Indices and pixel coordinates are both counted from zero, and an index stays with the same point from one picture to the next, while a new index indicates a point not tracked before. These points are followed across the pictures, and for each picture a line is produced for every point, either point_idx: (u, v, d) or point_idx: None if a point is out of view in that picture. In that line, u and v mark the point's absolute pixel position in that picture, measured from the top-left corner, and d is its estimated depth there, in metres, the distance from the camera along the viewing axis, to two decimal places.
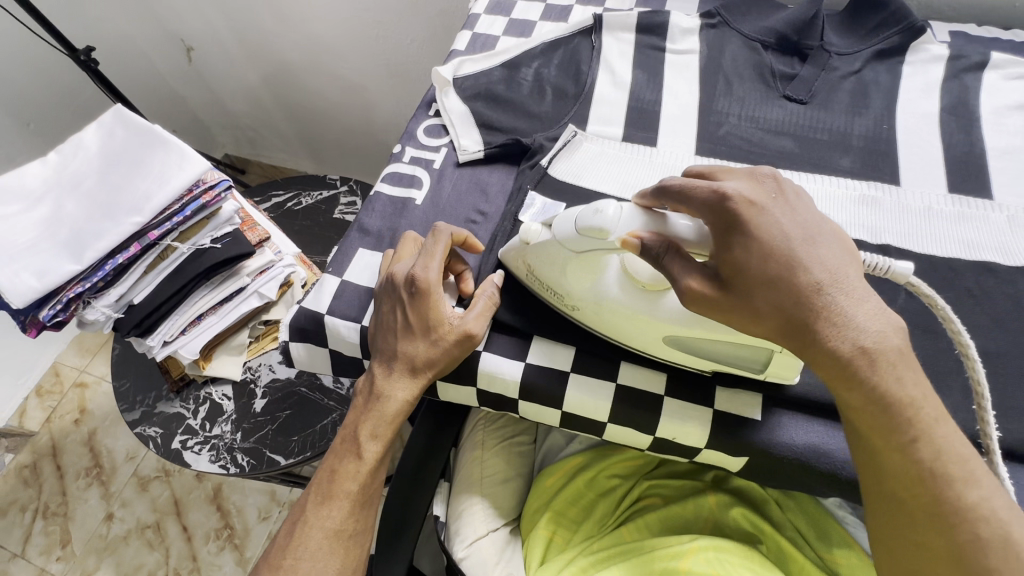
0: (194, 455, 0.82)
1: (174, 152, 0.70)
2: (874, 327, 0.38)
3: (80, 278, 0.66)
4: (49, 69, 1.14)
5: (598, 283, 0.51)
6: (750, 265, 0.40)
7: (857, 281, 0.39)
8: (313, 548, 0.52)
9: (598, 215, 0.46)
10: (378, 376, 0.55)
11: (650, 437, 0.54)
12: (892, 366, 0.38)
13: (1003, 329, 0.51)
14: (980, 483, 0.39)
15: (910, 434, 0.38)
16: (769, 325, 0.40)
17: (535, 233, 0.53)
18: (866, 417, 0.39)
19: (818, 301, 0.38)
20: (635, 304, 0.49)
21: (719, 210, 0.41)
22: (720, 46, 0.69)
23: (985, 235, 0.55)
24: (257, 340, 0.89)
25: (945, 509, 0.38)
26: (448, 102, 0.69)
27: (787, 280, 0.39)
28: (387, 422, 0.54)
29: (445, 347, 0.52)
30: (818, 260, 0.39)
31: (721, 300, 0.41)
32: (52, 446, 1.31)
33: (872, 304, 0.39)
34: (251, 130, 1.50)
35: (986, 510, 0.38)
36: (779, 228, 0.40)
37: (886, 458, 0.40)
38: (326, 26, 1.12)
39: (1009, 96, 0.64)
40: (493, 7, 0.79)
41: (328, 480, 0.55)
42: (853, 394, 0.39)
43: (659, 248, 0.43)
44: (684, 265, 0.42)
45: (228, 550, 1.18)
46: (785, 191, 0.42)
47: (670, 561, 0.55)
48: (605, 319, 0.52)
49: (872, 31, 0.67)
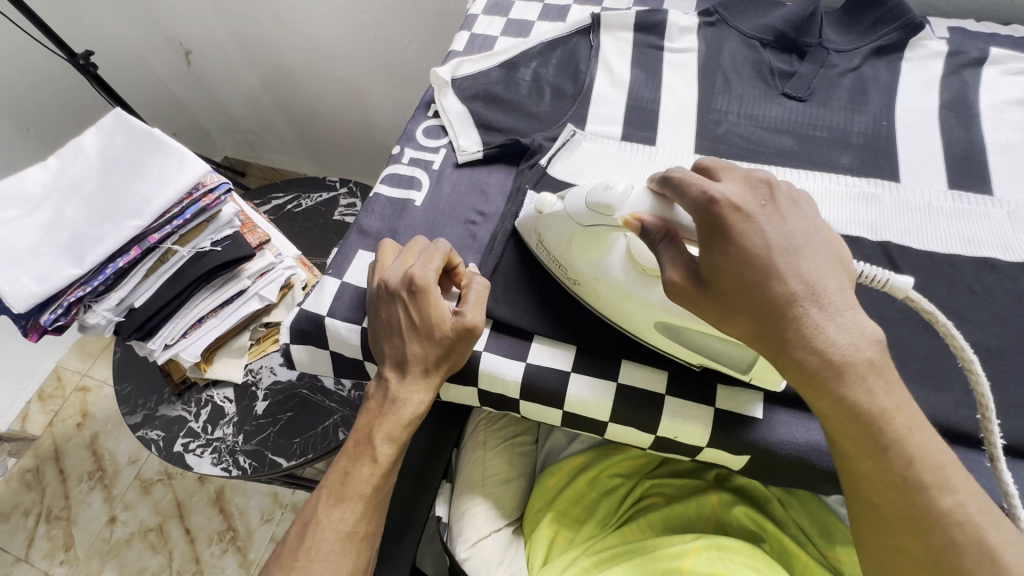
0: (196, 458, 0.82)
1: (173, 155, 0.70)
2: (845, 340, 0.38)
3: (80, 282, 0.67)
4: (48, 74, 1.14)
5: (603, 259, 0.52)
6: (727, 270, 0.40)
7: (836, 296, 0.39)
8: (327, 550, 0.51)
9: (607, 191, 0.47)
10: (392, 380, 0.55)
11: (651, 437, 0.54)
12: (862, 378, 0.38)
13: (1003, 326, 0.51)
14: (955, 488, 0.38)
15: (881, 443, 0.38)
16: (741, 326, 0.41)
17: (549, 204, 0.53)
18: (840, 425, 0.39)
19: (791, 311, 0.38)
20: (630, 284, 0.50)
21: (704, 213, 0.41)
22: (719, 44, 0.69)
23: (985, 232, 0.55)
24: (258, 343, 0.89)
25: (915, 513, 0.38)
26: (446, 102, 0.69)
27: (762, 287, 0.39)
28: (404, 424, 0.54)
29: (452, 343, 0.53)
30: (796, 271, 0.39)
31: (698, 297, 0.42)
32: (54, 449, 1.31)
33: (848, 317, 0.39)
34: (251, 133, 1.50)
35: (960, 515, 0.37)
36: (762, 237, 0.40)
37: (858, 464, 0.40)
38: (324, 28, 1.12)
39: (1009, 91, 0.64)
40: (491, 7, 0.79)
41: (340, 483, 0.54)
42: (823, 401, 0.39)
43: (657, 233, 0.44)
44: (673, 255, 0.43)
45: (231, 552, 1.19)
46: (776, 199, 0.42)
47: (672, 561, 0.55)
48: (602, 297, 0.52)
49: (871, 27, 0.67)
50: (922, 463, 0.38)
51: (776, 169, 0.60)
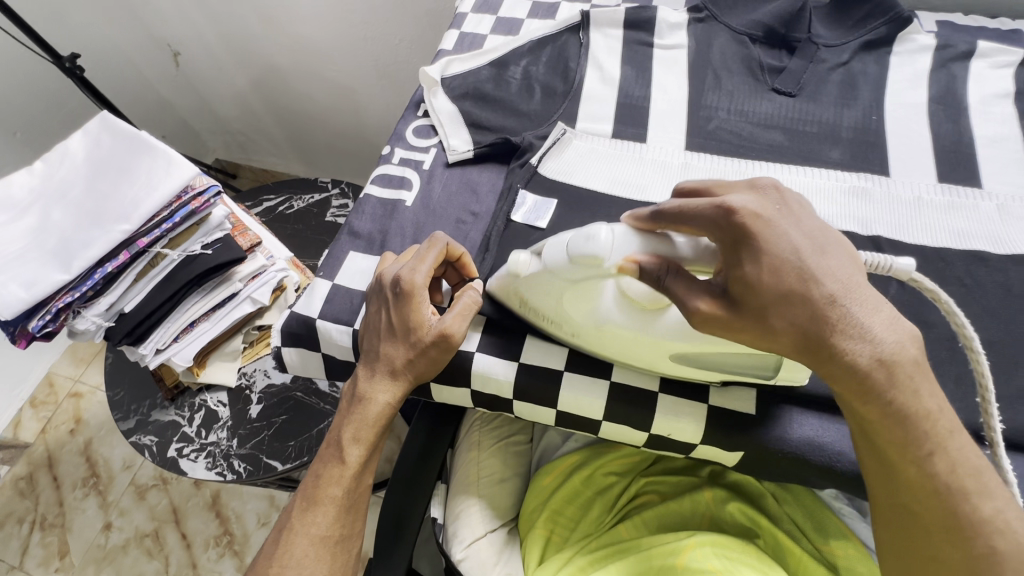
0: (190, 463, 0.82)
1: (161, 158, 0.69)
2: (890, 337, 0.38)
3: (69, 288, 0.66)
4: (34, 77, 1.12)
5: (596, 307, 0.49)
6: (762, 283, 0.38)
7: (869, 291, 0.39)
8: (299, 554, 0.51)
9: (590, 241, 0.44)
10: (361, 378, 0.54)
11: (646, 433, 0.54)
12: (910, 379, 0.38)
13: (994, 318, 0.51)
14: (993, 495, 0.39)
15: (926, 448, 0.39)
16: (786, 340, 0.39)
17: (524, 264, 0.50)
18: (883, 431, 0.39)
19: (833, 313, 0.38)
20: (636, 324, 0.48)
21: (725, 227, 0.39)
22: (708, 39, 0.69)
23: (975, 225, 0.55)
24: (252, 345, 0.88)
25: (958, 522, 0.38)
26: (436, 102, 0.69)
27: (802, 294, 0.38)
28: (369, 424, 0.54)
29: (423, 348, 0.52)
30: (829, 271, 0.38)
31: (734, 320, 0.39)
32: (47, 457, 1.30)
33: (884, 314, 0.39)
34: (241, 134, 1.49)
35: (1001, 523, 0.38)
36: (789, 242, 0.38)
37: (900, 472, 0.40)
38: (313, 27, 1.11)
39: (997, 84, 0.64)
40: (480, 6, 0.78)
41: (313, 485, 0.54)
42: (869, 405, 0.39)
43: (660, 271, 0.42)
44: (690, 287, 0.41)
45: (228, 557, 1.18)
46: (789, 203, 0.40)
47: (667, 559, 0.55)
48: (606, 340, 0.50)
49: (860, 22, 0.67)
50: (943, 469, 0.39)
51: (767, 164, 0.60)
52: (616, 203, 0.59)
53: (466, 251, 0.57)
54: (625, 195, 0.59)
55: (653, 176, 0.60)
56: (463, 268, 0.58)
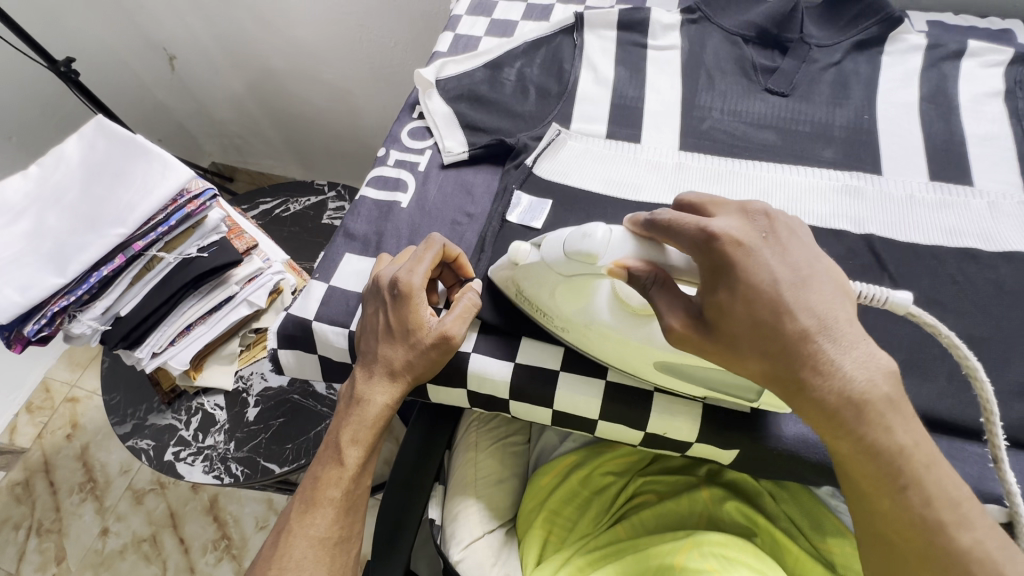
0: (187, 467, 0.81)
1: (156, 162, 0.69)
2: (862, 375, 0.37)
3: (64, 292, 0.66)
4: (29, 82, 1.13)
5: (589, 306, 0.49)
6: (734, 309, 0.38)
7: (847, 327, 0.38)
8: (299, 556, 0.51)
9: (586, 238, 0.44)
10: (358, 380, 0.54)
11: (640, 432, 0.54)
12: (882, 418, 0.37)
13: (986, 314, 0.52)
14: (974, 525, 0.38)
15: (900, 481, 0.38)
16: (755, 368, 0.39)
17: (524, 253, 0.51)
18: (856, 465, 0.39)
19: (804, 348, 0.37)
20: (623, 327, 0.48)
21: (705, 251, 0.39)
22: (701, 40, 0.69)
23: (966, 222, 0.56)
24: (249, 349, 0.88)
25: (934, 554, 0.38)
26: (431, 104, 0.69)
27: (774, 326, 0.38)
28: (367, 426, 0.54)
29: (422, 349, 0.52)
30: (807, 306, 0.38)
31: (703, 342, 0.40)
32: (43, 462, 1.30)
33: (861, 351, 0.38)
34: (239, 138, 1.49)
35: (981, 552, 0.37)
36: (768, 272, 0.38)
37: (876, 504, 0.39)
38: (308, 30, 1.12)
39: (987, 83, 0.64)
40: (474, 8, 0.79)
41: (311, 488, 0.54)
42: (842, 442, 0.38)
43: (647, 277, 0.42)
44: (669, 301, 0.41)
45: (226, 561, 1.18)
46: (776, 230, 0.40)
47: (664, 558, 0.55)
48: (594, 343, 0.51)
49: (851, 22, 0.68)
50: (918, 502, 0.38)
51: (760, 163, 0.61)
52: (611, 202, 0.59)
53: (463, 254, 0.57)
54: (620, 195, 0.59)
55: (647, 177, 0.60)
56: (460, 269, 0.58)
